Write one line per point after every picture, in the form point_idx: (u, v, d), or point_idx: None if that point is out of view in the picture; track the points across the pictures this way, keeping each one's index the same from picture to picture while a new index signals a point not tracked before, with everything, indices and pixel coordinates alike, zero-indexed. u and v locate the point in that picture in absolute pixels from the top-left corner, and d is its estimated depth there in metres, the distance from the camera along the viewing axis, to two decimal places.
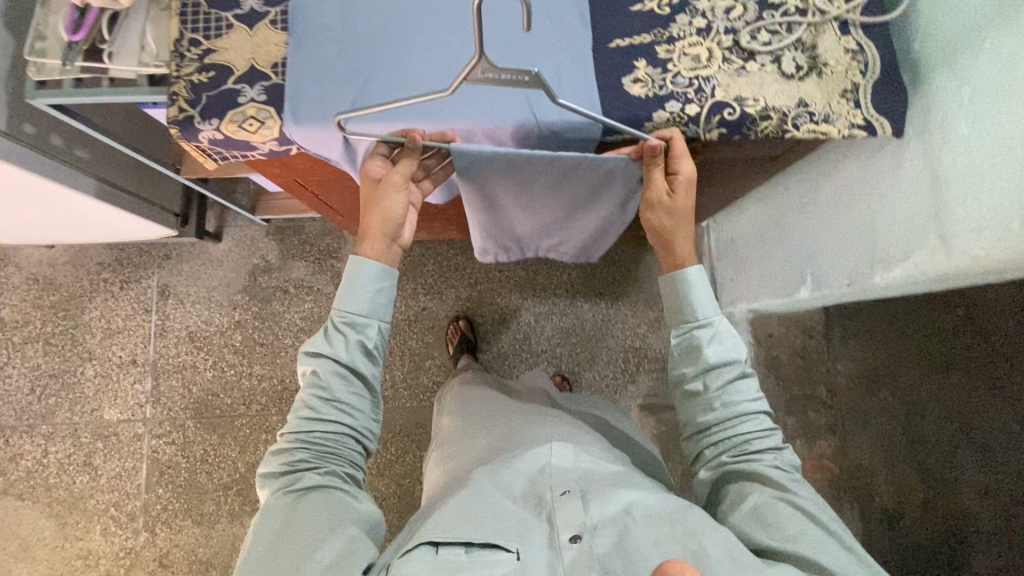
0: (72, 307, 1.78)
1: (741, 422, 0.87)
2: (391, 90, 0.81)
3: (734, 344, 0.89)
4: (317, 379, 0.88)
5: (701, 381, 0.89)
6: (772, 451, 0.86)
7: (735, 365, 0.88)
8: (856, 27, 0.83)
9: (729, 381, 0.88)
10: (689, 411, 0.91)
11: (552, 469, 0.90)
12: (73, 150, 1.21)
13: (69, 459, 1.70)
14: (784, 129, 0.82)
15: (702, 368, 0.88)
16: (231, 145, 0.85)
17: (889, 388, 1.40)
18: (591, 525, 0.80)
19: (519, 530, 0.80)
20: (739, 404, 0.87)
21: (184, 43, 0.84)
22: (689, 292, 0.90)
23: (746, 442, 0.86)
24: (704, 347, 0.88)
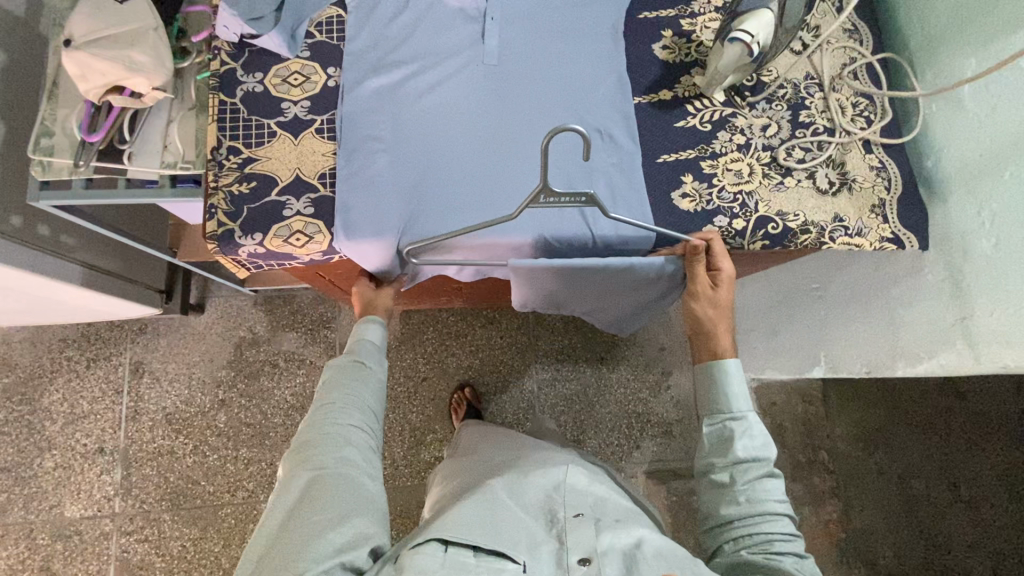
0: (29, 390, 1.60)
1: (765, 522, 0.79)
2: (448, 203, 0.80)
3: (767, 443, 0.83)
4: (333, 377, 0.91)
5: (728, 473, 0.82)
6: (794, 555, 0.77)
7: (763, 463, 0.82)
8: (877, 146, 0.90)
9: (756, 478, 0.81)
10: (711, 501, 0.84)
11: (568, 486, 0.94)
12: (59, 238, 1.11)
13: (21, 566, 1.50)
14: (822, 242, 0.86)
15: (730, 461, 0.82)
16: (271, 257, 0.81)
17: (883, 451, 1.51)
18: (601, 549, 0.82)
19: (528, 542, 0.83)
20: (767, 501, 0.79)
21: (222, 151, 0.80)
22: (724, 383, 0.85)
23: (770, 541, 0.77)
24: (734, 441, 0.83)
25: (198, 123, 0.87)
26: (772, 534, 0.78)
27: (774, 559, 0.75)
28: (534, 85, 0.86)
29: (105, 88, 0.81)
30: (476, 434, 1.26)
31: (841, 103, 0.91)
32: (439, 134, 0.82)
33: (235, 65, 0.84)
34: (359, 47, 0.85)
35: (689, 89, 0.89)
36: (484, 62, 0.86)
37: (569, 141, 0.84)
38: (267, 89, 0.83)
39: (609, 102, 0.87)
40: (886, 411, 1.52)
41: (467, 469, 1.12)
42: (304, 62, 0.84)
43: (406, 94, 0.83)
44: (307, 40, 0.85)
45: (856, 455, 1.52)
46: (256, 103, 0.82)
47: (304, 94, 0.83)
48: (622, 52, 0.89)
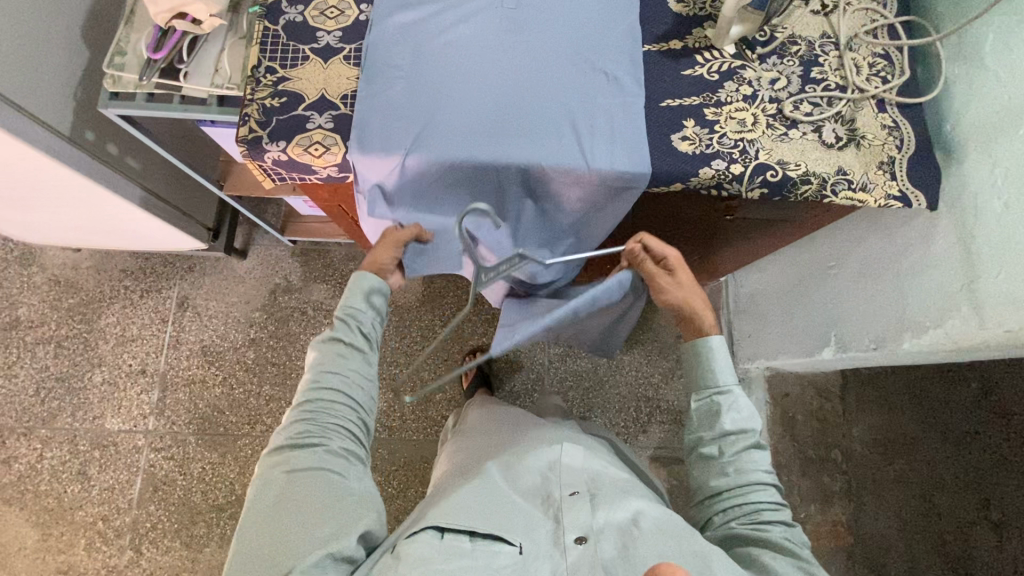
0: (89, 311, 1.78)
1: (753, 492, 0.83)
2: (453, 125, 0.85)
3: (752, 415, 0.87)
4: (320, 358, 0.90)
5: (717, 446, 0.86)
6: (782, 524, 0.81)
7: (749, 435, 0.86)
8: (892, 106, 0.89)
9: (743, 450, 0.85)
10: (701, 475, 0.88)
11: (564, 467, 0.91)
12: (125, 159, 1.25)
13: (63, 467, 1.66)
14: (823, 194, 0.86)
15: (718, 433, 0.86)
16: (292, 167, 0.89)
17: (903, 458, 1.39)
18: (597, 528, 0.80)
19: (526, 526, 0.81)
20: (755, 472, 0.84)
21: (261, 70, 0.90)
22: (710, 360, 0.89)
23: (759, 511, 0.82)
24: (722, 415, 0.87)
25: (246, 51, 0.98)
26: (760, 504, 0.82)
27: (762, 531, 0.80)
28: (549, 25, 0.90)
29: (171, 12, 0.93)
30: (483, 415, 1.24)
31: (857, 63, 0.90)
32: (448, 66, 0.88)
33: None
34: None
35: (699, 41, 0.92)
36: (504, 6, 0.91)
37: (530, 66, 0.88)
38: (306, 20, 0.92)
39: (620, 49, 0.90)
40: (909, 415, 1.41)
41: (466, 447, 1.12)
42: None
43: (426, 29, 0.90)
44: None
45: (871, 458, 1.44)
46: (295, 30, 0.92)
47: (338, 25, 0.92)
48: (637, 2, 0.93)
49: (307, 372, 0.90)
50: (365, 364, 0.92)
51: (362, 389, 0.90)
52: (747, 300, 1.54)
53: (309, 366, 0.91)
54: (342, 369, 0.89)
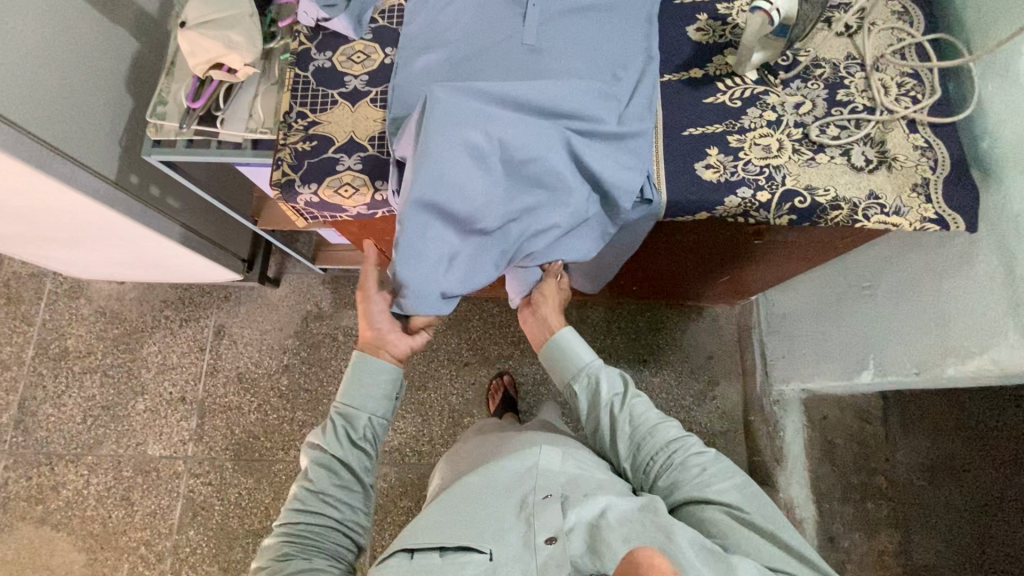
0: (133, 341, 1.86)
1: (651, 446, 0.89)
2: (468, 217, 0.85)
3: (619, 375, 0.96)
4: (310, 473, 0.89)
5: (610, 416, 0.93)
6: (697, 459, 0.87)
7: (627, 393, 0.94)
8: (923, 126, 0.87)
9: (631, 410, 0.92)
10: (610, 452, 0.94)
11: (539, 471, 0.87)
12: (166, 200, 1.32)
13: (108, 492, 1.73)
14: (854, 219, 0.84)
15: (605, 405, 0.93)
16: (324, 207, 0.93)
17: (954, 484, 1.34)
18: (568, 528, 0.77)
19: (494, 531, 0.79)
20: (647, 424, 0.91)
21: (292, 115, 0.93)
22: (572, 346, 0.97)
23: (670, 458, 0.88)
24: (602, 389, 0.95)
25: (278, 96, 1.02)
26: (664, 455, 0.88)
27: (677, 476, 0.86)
28: (568, 56, 0.90)
29: (208, 63, 0.97)
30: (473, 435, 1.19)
31: (885, 83, 0.89)
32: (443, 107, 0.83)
33: (310, 45, 0.98)
34: (410, 28, 0.94)
35: (720, 69, 0.92)
36: (518, 41, 0.91)
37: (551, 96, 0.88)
38: (334, 66, 0.96)
39: (638, 77, 0.90)
40: (959, 439, 1.36)
41: (458, 461, 1.09)
42: (366, 43, 0.97)
43: (437, 71, 0.91)
44: (371, 25, 0.98)
45: (919, 485, 1.36)
46: (324, 76, 0.95)
47: (364, 69, 0.95)
48: (656, 31, 0.93)
49: (300, 485, 0.89)
50: (354, 477, 0.90)
51: (352, 501, 0.89)
52: (779, 318, 1.51)
53: (301, 475, 0.91)
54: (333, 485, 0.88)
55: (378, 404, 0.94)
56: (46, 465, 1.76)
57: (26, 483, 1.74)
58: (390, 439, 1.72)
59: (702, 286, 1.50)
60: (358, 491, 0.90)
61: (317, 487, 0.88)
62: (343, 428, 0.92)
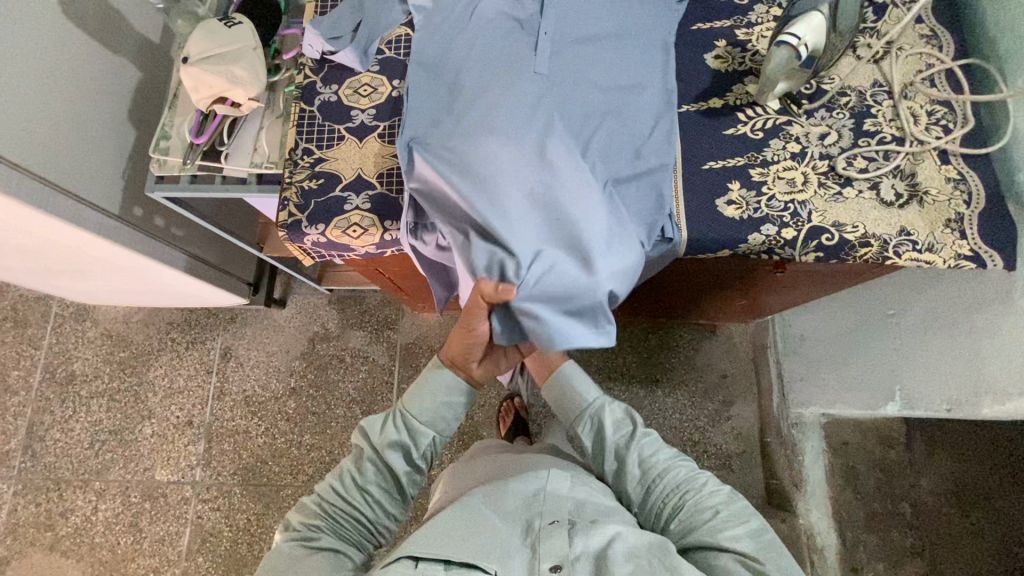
0: (139, 364, 1.84)
1: (660, 486, 0.86)
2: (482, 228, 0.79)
3: (625, 413, 0.96)
4: (361, 456, 0.84)
5: (616, 457, 0.92)
6: (709, 503, 0.82)
7: (634, 432, 0.93)
8: (956, 157, 0.83)
9: (636, 449, 0.90)
10: (620, 494, 0.91)
11: (545, 497, 0.83)
12: (170, 229, 1.30)
13: (116, 519, 1.71)
14: (884, 256, 0.80)
15: (611, 446, 0.93)
16: (331, 247, 0.90)
17: (981, 511, 1.31)
18: (574, 556, 0.73)
19: (499, 553, 0.73)
20: (655, 466, 0.88)
21: (298, 152, 0.91)
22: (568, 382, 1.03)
23: (681, 498, 0.84)
24: (606, 428, 0.95)
25: (283, 130, 1.00)
26: (675, 495, 0.85)
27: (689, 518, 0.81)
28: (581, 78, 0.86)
29: (212, 99, 0.94)
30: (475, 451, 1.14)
31: (914, 112, 0.85)
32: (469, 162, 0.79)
33: (315, 78, 0.95)
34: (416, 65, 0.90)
35: (740, 98, 0.88)
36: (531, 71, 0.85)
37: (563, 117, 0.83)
38: (341, 99, 0.93)
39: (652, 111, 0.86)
40: (981, 466, 1.34)
41: (459, 476, 1.03)
42: (373, 75, 0.94)
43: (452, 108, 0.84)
44: (378, 56, 0.95)
45: (944, 513, 1.33)
46: (330, 110, 0.93)
47: (371, 103, 0.93)
48: (670, 58, 0.90)
49: (348, 462, 0.84)
50: (398, 485, 0.84)
51: (391, 505, 0.83)
52: (799, 339, 1.45)
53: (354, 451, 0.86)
54: (380, 482, 0.83)
55: (443, 423, 0.87)
56: (54, 491, 1.74)
57: (34, 510, 1.73)
58: None
59: (717, 307, 1.46)
60: (399, 497, 0.84)
61: (364, 472, 0.82)
62: (405, 433, 0.85)
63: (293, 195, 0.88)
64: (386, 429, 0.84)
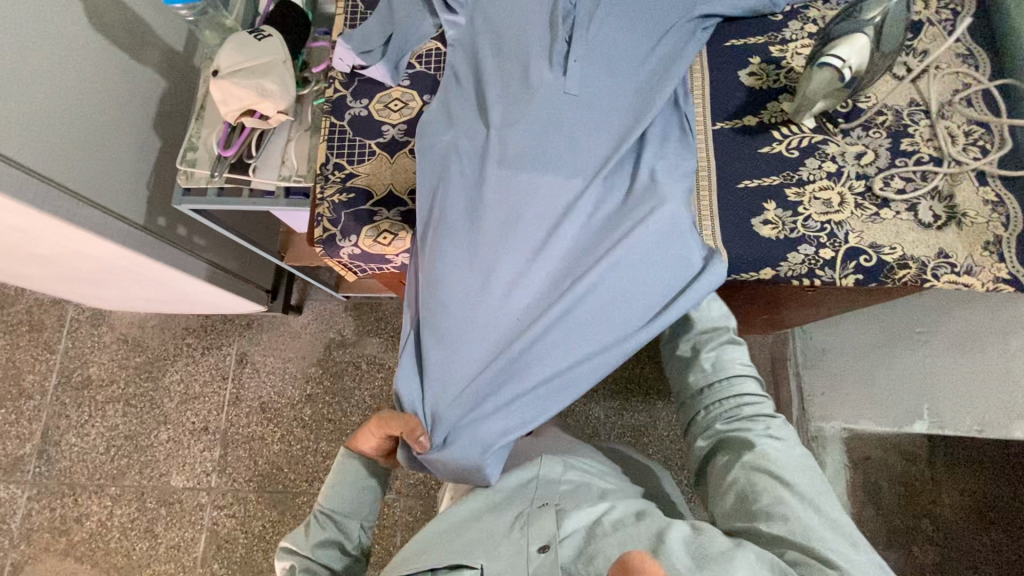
0: (155, 369, 1.84)
1: (729, 386, 0.75)
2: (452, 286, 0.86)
3: (724, 315, 0.82)
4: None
5: (692, 347, 0.81)
6: (764, 420, 0.71)
7: (724, 333, 0.80)
8: (994, 178, 0.82)
9: (720, 346, 0.78)
10: (677, 383, 0.81)
11: (538, 482, 0.78)
12: (192, 238, 1.30)
13: (132, 524, 1.71)
14: (924, 278, 0.79)
15: (693, 334, 0.81)
16: (366, 258, 0.93)
17: (1002, 527, 1.31)
18: (562, 534, 0.67)
19: (486, 543, 0.68)
20: (730, 367, 0.76)
21: (329, 167, 0.92)
22: None
23: (738, 406, 0.73)
24: (694, 314, 0.82)
25: (312, 143, 1.00)
26: (740, 398, 0.73)
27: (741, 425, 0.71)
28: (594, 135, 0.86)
29: (240, 112, 0.94)
30: None
31: (951, 131, 0.84)
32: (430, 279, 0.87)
33: (345, 91, 0.95)
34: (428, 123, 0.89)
35: (776, 116, 0.87)
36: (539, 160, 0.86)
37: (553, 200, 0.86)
38: (371, 114, 0.94)
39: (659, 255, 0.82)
40: (1003, 482, 1.33)
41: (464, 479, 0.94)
42: (403, 90, 0.95)
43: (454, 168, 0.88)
44: (409, 70, 0.96)
45: (966, 529, 1.32)
46: (361, 125, 0.93)
47: (401, 118, 0.93)
48: (696, 107, 0.89)
49: None
50: None
51: None
52: (818, 354, 1.38)
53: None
54: None
55: (365, 507, 0.85)
56: (70, 496, 1.75)
57: (50, 514, 1.73)
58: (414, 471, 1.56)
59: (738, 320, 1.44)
60: None
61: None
62: (330, 528, 0.82)
63: (323, 207, 0.89)
64: (311, 533, 0.80)
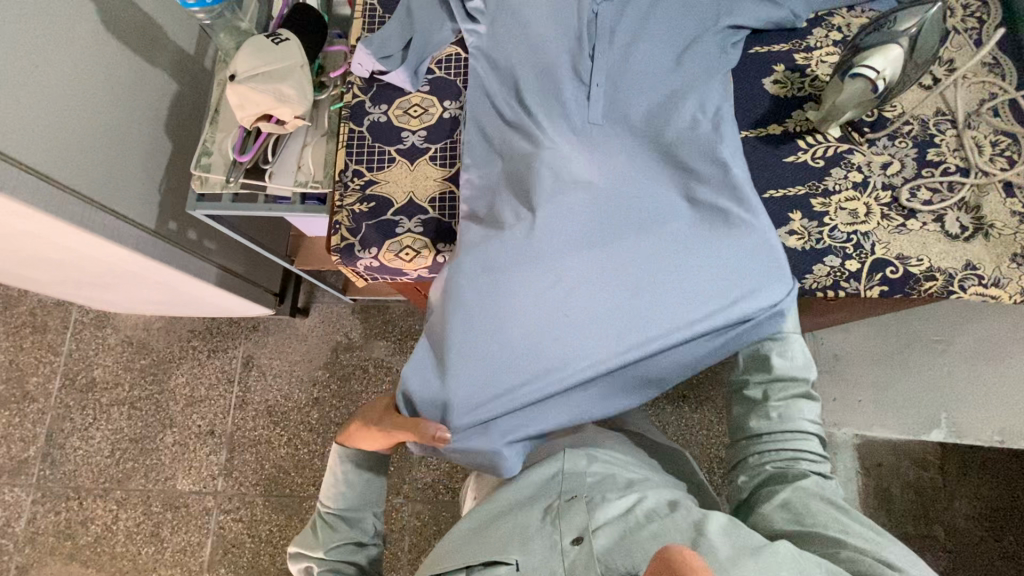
0: (160, 372, 1.82)
1: (794, 441, 0.70)
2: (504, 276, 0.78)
3: (807, 363, 0.74)
4: None
5: (762, 390, 0.74)
6: (818, 477, 0.68)
7: (801, 383, 0.73)
8: (1021, 189, 0.81)
9: (793, 397, 0.72)
10: (736, 420, 0.76)
11: (564, 476, 0.74)
12: (203, 242, 1.28)
13: (138, 528, 1.70)
14: (950, 290, 0.79)
15: (767, 376, 0.74)
16: (384, 270, 0.92)
17: (1013, 534, 1.31)
18: (595, 525, 0.65)
19: (518, 538, 0.66)
20: (798, 421, 0.71)
21: (348, 174, 0.94)
22: None
23: (797, 461, 0.69)
24: (770, 357, 0.75)
25: (328, 148, 0.97)
26: (800, 453, 0.69)
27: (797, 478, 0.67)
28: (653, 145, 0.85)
29: (257, 116, 0.92)
30: None
31: (978, 141, 0.83)
32: (465, 264, 0.78)
33: (364, 97, 0.98)
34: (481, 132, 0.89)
35: (800, 124, 0.87)
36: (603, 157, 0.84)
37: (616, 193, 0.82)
38: (390, 119, 0.96)
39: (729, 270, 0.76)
40: (1015, 489, 1.34)
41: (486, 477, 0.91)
42: (423, 95, 0.96)
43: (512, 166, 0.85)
44: (428, 76, 0.97)
45: (977, 536, 1.32)
46: (379, 130, 0.95)
47: (421, 124, 0.95)
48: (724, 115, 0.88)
49: None
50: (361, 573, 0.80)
51: None
52: None
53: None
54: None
55: (374, 498, 0.85)
56: (75, 499, 1.73)
57: (54, 518, 1.72)
58: (423, 475, 1.54)
59: None
60: None
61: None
62: (341, 527, 0.81)
63: (342, 218, 0.91)
64: (322, 534, 0.80)
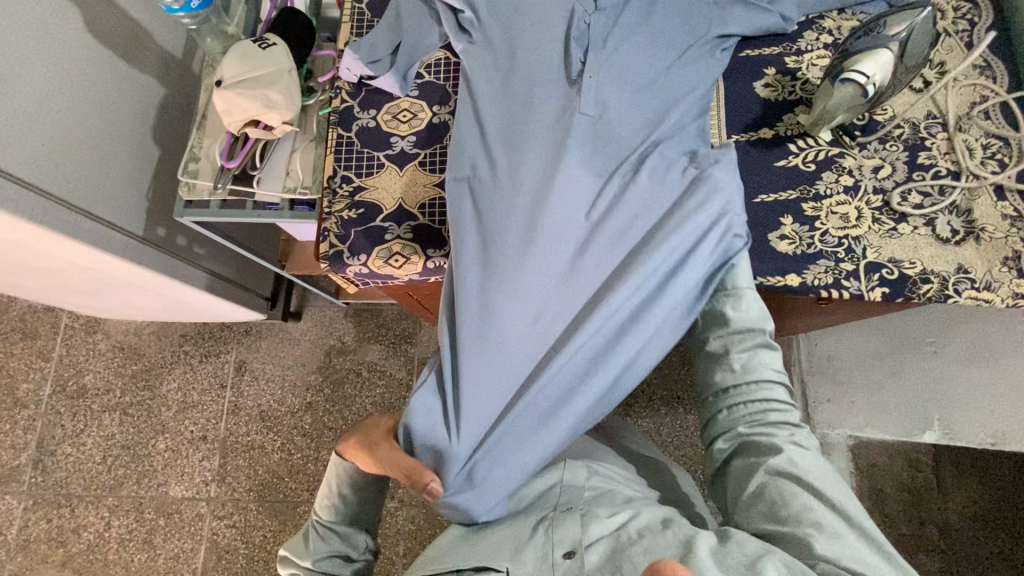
0: (152, 378, 1.81)
1: (759, 392, 0.70)
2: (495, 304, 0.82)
3: (763, 314, 0.73)
4: None
5: (722, 342, 0.74)
6: (788, 427, 0.68)
7: (759, 333, 0.72)
8: (1012, 192, 0.81)
9: (753, 348, 0.71)
10: (701, 375, 0.76)
11: (561, 489, 0.74)
12: (192, 248, 1.27)
13: (130, 535, 1.68)
14: (945, 295, 0.78)
15: (726, 328, 0.74)
16: (374, 276, 0.91)
17: (1006, 533, 1.31)
18: (589, 540, 0.64)
19: (510, 548, 0.66)
20: (761, 371, 0.70)
21: (337, 180, 0.93)
22: None
23: (764, 413, 0.69)
24: (726, 309, 0.75)
25: (317, 153, 0.97)
26: (766, 403, 0.69)
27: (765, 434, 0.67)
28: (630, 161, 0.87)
29: (244, 122, 0.91)
30: None
31: (969, 144, 0.83)
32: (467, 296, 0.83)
33: (353, 101, 0.96)
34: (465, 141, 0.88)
35: (792, 128, 0.86)
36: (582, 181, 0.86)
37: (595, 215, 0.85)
38: (379, 125, 0.95)
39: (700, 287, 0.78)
40: (1008, 488, 1.34)
41: None
42: (412, 100, 0.95)
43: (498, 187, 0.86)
44: (417, 80, 0.96)
45: (970, 536, 1.32)
46: (368, 136, 0.94)
47: (411, 129, 0.94)
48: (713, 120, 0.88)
49: None
50: None
51: None
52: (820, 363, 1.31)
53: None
54: None
55: (368, 513, 0.84)
56: (66, 507, 1.71)
57: (46, 526, 1.70)
58: None
59: None
60: None
61: None
62: (331, 540, 0.80)
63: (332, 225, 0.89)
64: (313, 544, 0.80)
